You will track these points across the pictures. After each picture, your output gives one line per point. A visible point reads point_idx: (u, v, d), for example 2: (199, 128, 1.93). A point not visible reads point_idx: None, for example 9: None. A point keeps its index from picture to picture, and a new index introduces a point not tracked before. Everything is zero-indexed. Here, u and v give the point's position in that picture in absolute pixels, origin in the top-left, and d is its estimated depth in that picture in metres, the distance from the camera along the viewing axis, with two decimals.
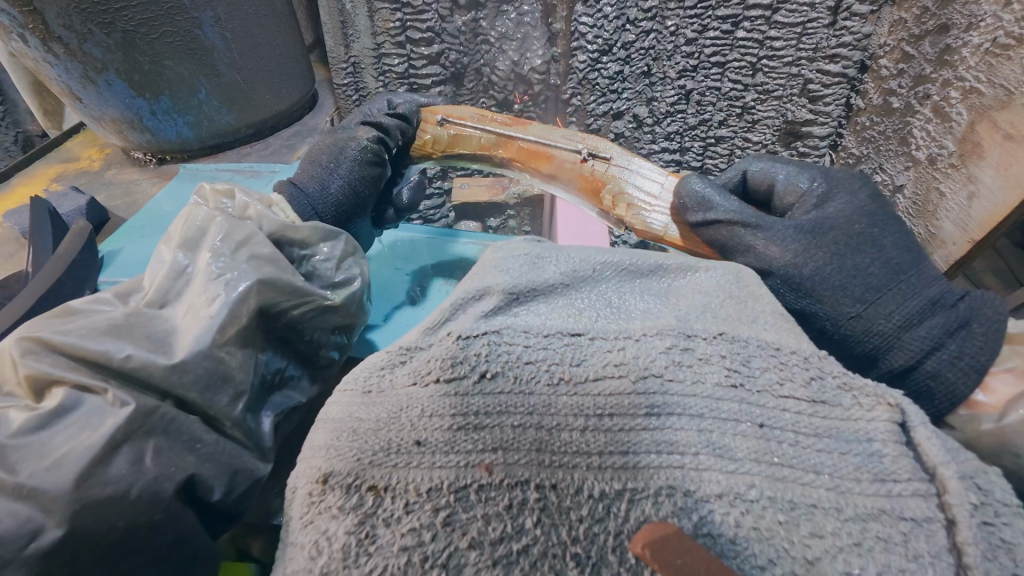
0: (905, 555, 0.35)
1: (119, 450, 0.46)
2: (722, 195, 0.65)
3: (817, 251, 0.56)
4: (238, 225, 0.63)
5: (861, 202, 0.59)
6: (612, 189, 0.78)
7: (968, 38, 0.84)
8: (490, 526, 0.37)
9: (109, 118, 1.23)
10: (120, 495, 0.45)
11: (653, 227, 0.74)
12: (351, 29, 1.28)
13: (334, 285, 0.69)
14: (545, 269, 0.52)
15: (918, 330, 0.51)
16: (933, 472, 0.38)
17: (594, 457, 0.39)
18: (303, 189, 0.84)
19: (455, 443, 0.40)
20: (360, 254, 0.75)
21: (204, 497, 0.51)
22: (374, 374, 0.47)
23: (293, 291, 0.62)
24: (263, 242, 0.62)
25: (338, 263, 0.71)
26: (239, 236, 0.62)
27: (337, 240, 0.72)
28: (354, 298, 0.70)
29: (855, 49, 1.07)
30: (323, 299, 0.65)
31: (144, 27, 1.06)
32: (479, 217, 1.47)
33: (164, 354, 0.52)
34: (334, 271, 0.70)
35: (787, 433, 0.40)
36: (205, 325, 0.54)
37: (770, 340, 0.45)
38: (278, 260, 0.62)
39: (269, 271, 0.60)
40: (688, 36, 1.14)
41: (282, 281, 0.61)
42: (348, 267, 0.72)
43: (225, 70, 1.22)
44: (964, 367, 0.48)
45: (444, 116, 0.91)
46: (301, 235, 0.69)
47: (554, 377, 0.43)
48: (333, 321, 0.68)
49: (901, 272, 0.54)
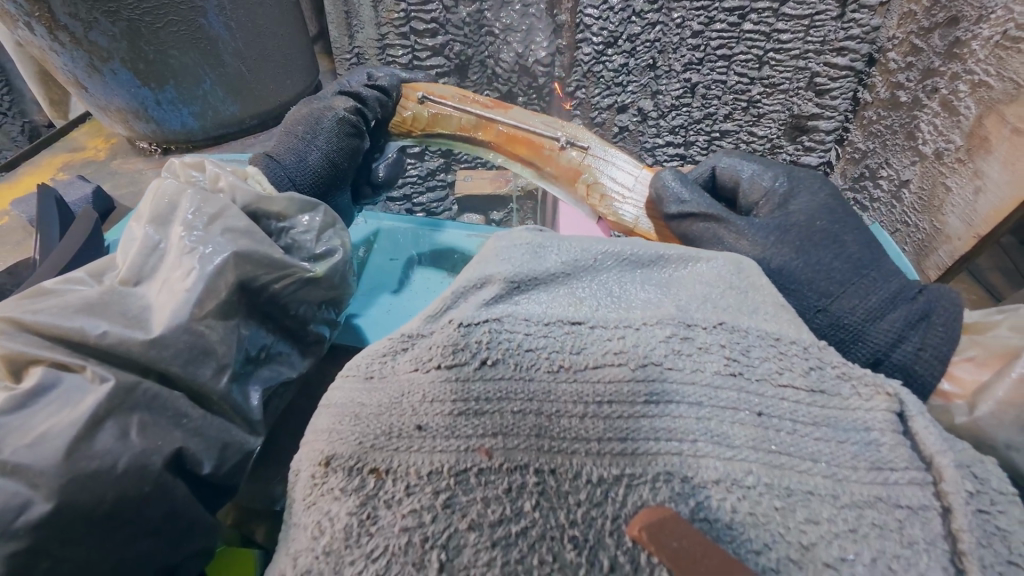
0: (900, 541, 0.35)
1: (102, 425, 0.47)
2: (694, 190, 0.67)
3: (782, 246, 0.56)
4: (208, 197, 0.63)
5: (822, 200, 0.60)
6: (587, 178, 0.80)
7: (978, 31, 0.84)
8: (489, 509, 0.37)
9: (115, 108, 1.23)
10: (107, 468, 0.45)
11: (624, 218, 0.76)
12: (356, 19, 1.27)
13: (315, 257, 0.70)
14: (546, 259, 0.52)
15: (881, 325, 0.50)
16: (930, 461, 0.38)
17: (593, 443, 0.40)
18: (280, 162, 0.84)
19: (456, 428, 0.41)
20: (339, 225, 0.75)
21: (194, 469, 0.52)
22: (376, 360, 0.47)
23: (271, 264, 0.62)
24: (237, 215, 0.63)
25: (318, 234, 0.71)
26: (211, 209, 0.62)
27: (314, 211, 0.72)
28: (336, 269, 0.70)
29: (863, 42, 1.06)
30: (303, 271, 0.65)
31: (150, 16, 1.06)
32: (482, 210, 1.46)
33: (141, 330, 0.52)
34: (314, 243, 0.71)
35: (785, 422, 0.40)
36: (183, 300, 0.55)
37: (770, 330, 0.45)
38: (252, 232, 0.62)
39: (246, 244, 0.60)
40: (694, 29, 1.13)
41: (260, 254, 0.61)
42: (329, 238, 0.72)
43: (230, 59, 1.21)
44: (929, 358, 0.47)
45: (425, 94, 0.91)
46: (276, 207, 0.70)
47: (554, 365, 0.43)
48: (317, 295, 0.69)
49: (862, 267, 0.54)
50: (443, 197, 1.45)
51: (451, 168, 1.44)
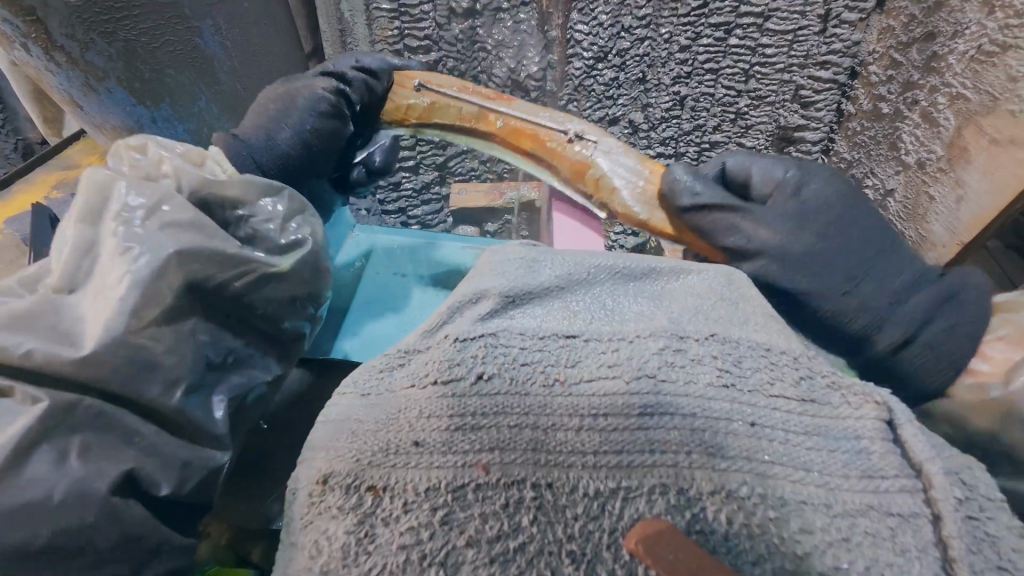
0: (892, 549, 0.36)
1: (37, 449, 0.42)
2: (704, 181, 0.67)
3: (806, 234, 0.60)
4: (139, 184, 0.53)
5: (833, 185, 0.63)
6: (595, 172, 0.77)
7: (954, 45, 0.87)
8: (487, 525, 0.37)
9: (109, 129, 1.14)
10: (42, 498, 0.41)
11: (636, 212, 0.72)
12: (350, 37, 1.29)
13: (280, 249, 0.62)
14: (540, 273, 0.53)
15: (910, 308, 0.56)
16: (919, 469, 0.38)
17: (589, 456, 0.40)
18: (246, 141, 0.87)
19: (453, 443, 0.41)
20: (309, 211, 0.68)
21: (150, 491, 0.47)
22: (374, 376, 0.47)
23: (225, 259, 0.54)
24: (178, 204, 0.54)
25: (283, 223, 0.64)
26: (148, 198, 0.53)
27: (278, 196, 0.65)
28: (305, 262, 0.63)
29: (845, 56, 1.11)
30: (265, 266, 0.58)
31: (146, 36, 1.00)
32: (477, 222, 1.47)
33: (70, 346, 0.45)
34: (277, 233, 0.63)
35: (777, 432, 0.41)
36: (117, 309, 0.47)
37: (760, 341, 0.46)
38: (200, 222, 0.54)
39: (191, 239, 0.52)
40: (682, 43, 1.15)
41: (210, 249, 0.53)
42: (297, 226, 0.65)
43: (225, 78, 1.18)
44: (962, 335, 0.53)
45: (420, 82, 0.89)
46: (233, 193, 0.62)
47: (549, 379, 0.44)
48: (288, 293, 0.62)
49: (886, 252, 0.59)
50: (438, 210, 1.47)
51: (446, 181, 1.45)
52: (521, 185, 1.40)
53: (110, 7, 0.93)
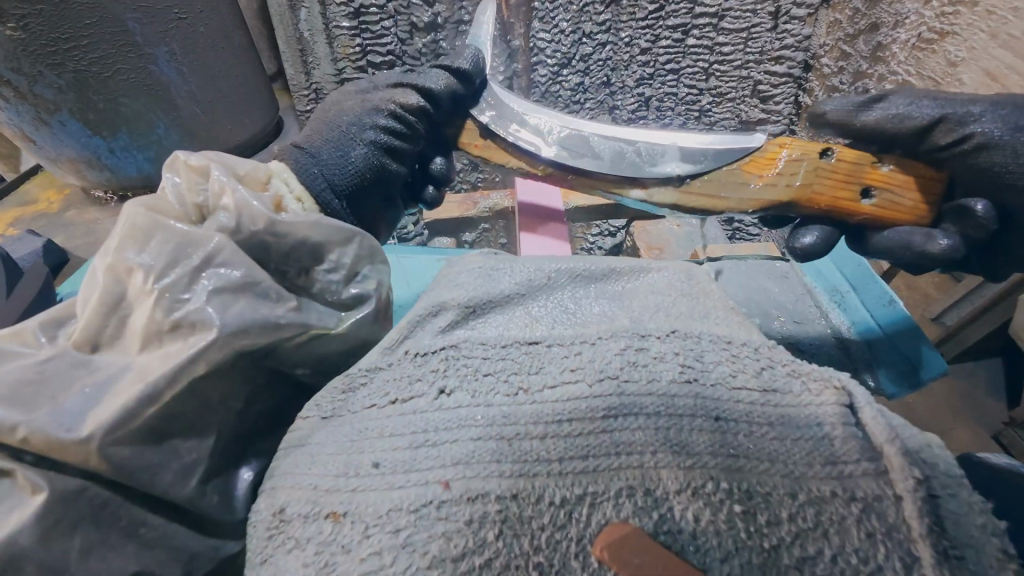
0: (858, 535, 0.36)
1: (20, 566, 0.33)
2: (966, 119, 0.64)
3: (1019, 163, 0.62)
4: (191, 233, 0.43)
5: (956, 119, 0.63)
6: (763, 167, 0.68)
7: (896, 35, 0.93)
8: (451, 544, 0.36)
9: (65, 159, 1.13)
10: None
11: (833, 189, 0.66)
12: (311, 57, 1.24)
13: (344, 304, 0.51)
14: (500, 281, 0.53)
15: None
16: (880, 450, 0.38)
17: (555, 463, 0.39)
18: (315, 155, 0.66)
19: (414, 462, 0.40)
20: (381, 255, 0.55)
21: None
22: (336, 399, 0.46)
23: (271, 326, 0.43)
24: (236, 257, 0.43)
25: (349, 275, 0.51)
26: (190, 251, 0.42)
27: (348, 244, 0.52)
28: (362, 324, 0.51)
29: (797, 50, 1.15)
30: (322, 329, 0.47)
31: (96, 66, 0.96)
32: (453, 233, 1.46)
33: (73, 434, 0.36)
34: (342, 287, 0.51)
35: (741, 424, 0.41)
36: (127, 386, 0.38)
37: (721, 334, 0.47)
38: (227, 263, 0.43)
39: (243, 306, 0.42)
40: (642, 46, 1.17)
41: (260, 315, 0.43)
42: (365, 278, 0.52)
43: (185, 103, 1.10)
44: None
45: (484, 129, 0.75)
46: (297, 237, 0.49)
47: (512, 388, 0.43)
48: (335, 356, 0.50)
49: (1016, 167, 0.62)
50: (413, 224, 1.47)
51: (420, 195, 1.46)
52: (493, 194, 1.39)
53: (56, 38, 0.89)
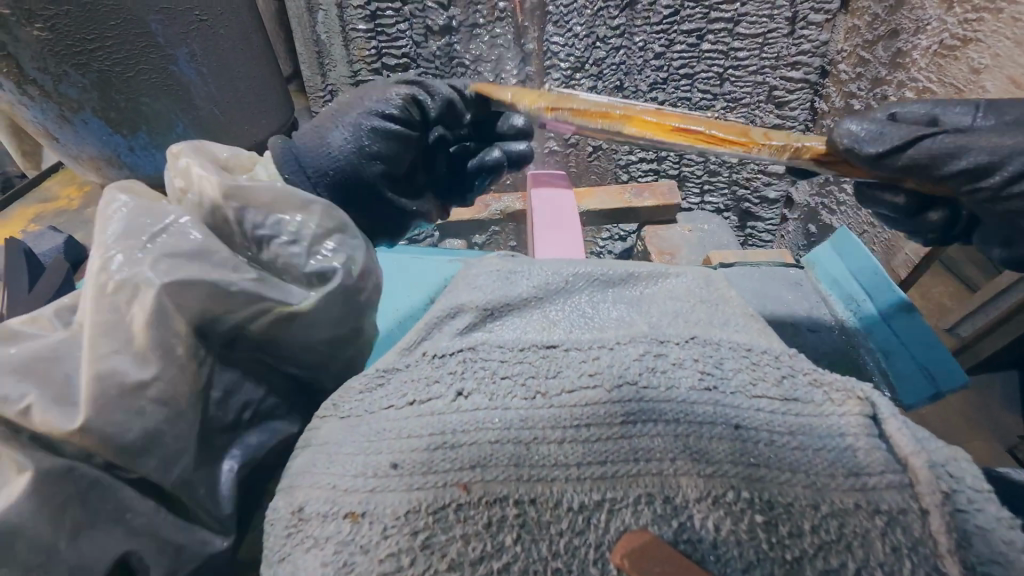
0: (882, 549, 0.35)
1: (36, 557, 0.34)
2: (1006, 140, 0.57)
3: None
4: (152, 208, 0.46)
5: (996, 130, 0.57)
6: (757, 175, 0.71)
7: (917, 41, 0.92)
8: (469, 547, 0.36)
9: (87, 158, 1.10)
10: None
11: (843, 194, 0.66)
12: (328, 59, 1.25)
13: (310, 278, 0.52)
14: (517, 284, 0.53)
15: None
16: (905, 463, 0.37)
17: (573, 468, 0.39)
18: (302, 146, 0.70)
19: (433, 463, 0.40)
20: (350, 230, 0.56)
21: None
22: (353, 399, 0.46)
23: (227, 294, 0.45)
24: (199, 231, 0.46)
25: (313, 246, 0.52)
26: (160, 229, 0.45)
27: (311, 214, 0.53)
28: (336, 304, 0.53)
29: (814, 56, 1.15)
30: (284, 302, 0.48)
31: (121, 66, 0.97)
32: (463, 235, 1.47)
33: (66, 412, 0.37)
34: (305, 258, 0.52)
35: (762, 433, 0.40)
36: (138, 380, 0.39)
37: (741, 342, 0.46)
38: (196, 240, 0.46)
39: (193, 270, 0.44)
40: (656, 51, 1.16)
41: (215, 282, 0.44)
42: (333, 251, 0.53)
43: (203, 104, 1.10)
44: None
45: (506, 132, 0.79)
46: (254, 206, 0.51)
47: (530, 391, 0.43)
48: (312, 336, 0.52)
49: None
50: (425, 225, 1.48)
51: None
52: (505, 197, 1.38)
53: (81, 39, 0.91)
